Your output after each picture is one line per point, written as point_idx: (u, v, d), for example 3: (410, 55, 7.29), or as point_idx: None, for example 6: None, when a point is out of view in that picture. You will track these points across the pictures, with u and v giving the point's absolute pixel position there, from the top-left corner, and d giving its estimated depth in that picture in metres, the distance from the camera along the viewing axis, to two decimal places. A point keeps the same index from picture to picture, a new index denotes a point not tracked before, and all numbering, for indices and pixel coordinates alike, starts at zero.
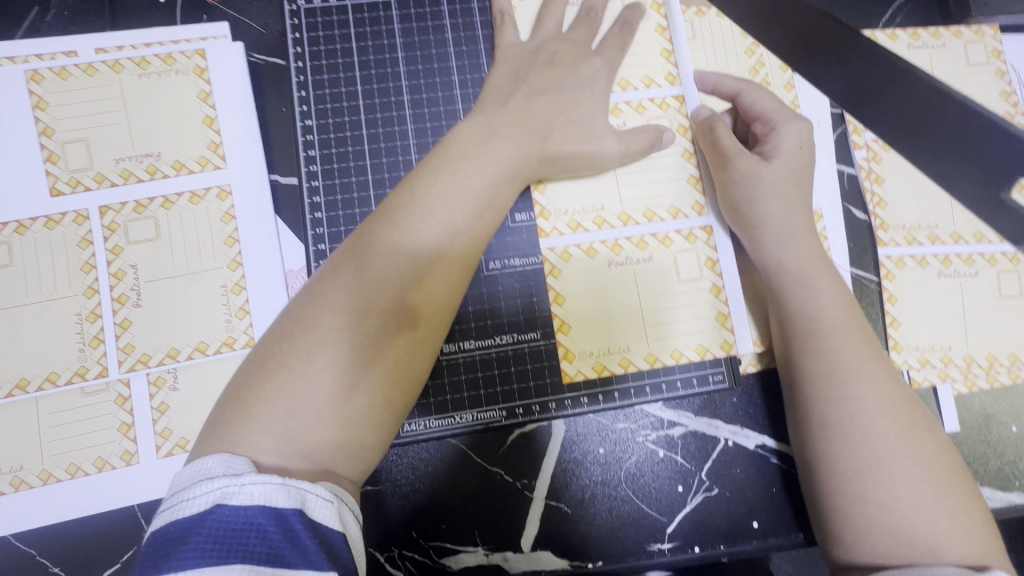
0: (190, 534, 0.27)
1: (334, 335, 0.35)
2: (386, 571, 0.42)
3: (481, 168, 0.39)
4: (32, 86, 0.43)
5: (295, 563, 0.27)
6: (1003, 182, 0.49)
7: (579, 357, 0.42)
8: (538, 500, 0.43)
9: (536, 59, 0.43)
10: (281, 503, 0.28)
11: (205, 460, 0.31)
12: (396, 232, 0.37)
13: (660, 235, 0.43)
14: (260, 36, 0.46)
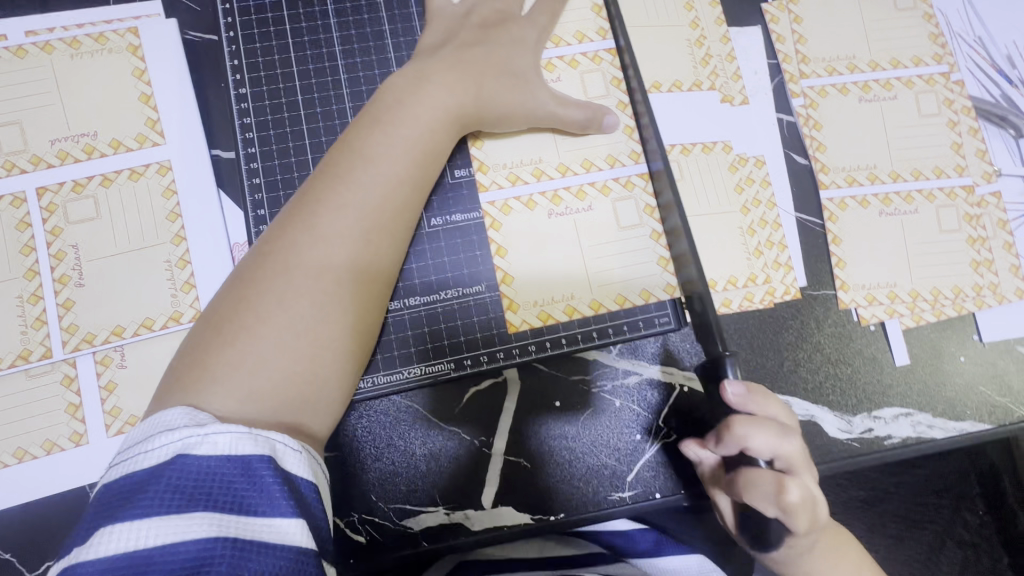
0: (153, 484, 0.28)
1: (272, 292, 0.34)
2: (346, 536, 0.41)
3: (417, 121, 0.40)
4: None
5: (263, 511, 0.28)
6: (938, 120, 0.50)
7: (522, 307, 0.43)
8: (497, 456, 0.43)
9: (469, 17, 0.44)
10: (246, 451, 0.29)
11: (164, 412, 0.31)
12: (333, 186, 0.37)
13: (598, 185, 0.45)
14: (193, 13, 0.46)
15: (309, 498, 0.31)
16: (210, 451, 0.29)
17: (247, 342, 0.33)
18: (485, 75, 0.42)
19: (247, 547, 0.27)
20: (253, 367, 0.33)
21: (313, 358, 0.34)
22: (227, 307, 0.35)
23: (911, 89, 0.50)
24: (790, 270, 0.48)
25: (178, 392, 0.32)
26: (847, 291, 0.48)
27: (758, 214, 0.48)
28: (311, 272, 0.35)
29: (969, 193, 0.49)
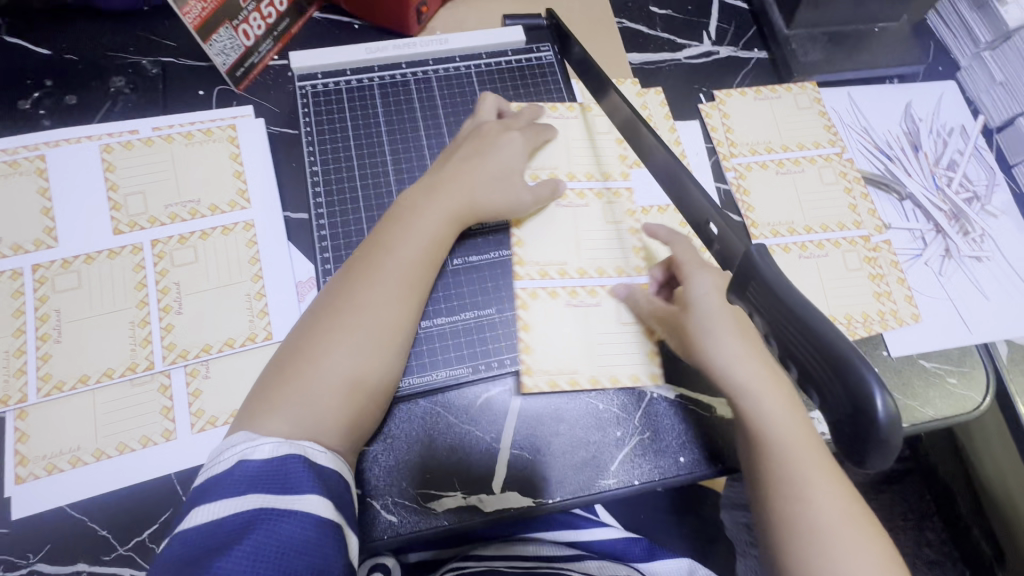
0: (223, 481, 0.39)
1: (343, 330, 0.47)
2: (381, 516, 0.50)
3: (425, 217, 0.52)
4: (104, 155, 0.57)
5: (297, 491, 0.39)
6: (836, 187, 0.66)
7: (536, 373, 0.54)
8: (504, 450, 0.53)
9: (476, 137, 0.57)
10: (285, 451, 0.41)
11: (230, 436, 0.43)
12: (364, 268, 0.50)
13: (607, 286, 0.58)
14: (277, 115, 0.62)
15: (331, 484, 0.42)
16: (261, 454, 0.40)
17: (322, 367, 0.46)
18: (483, 180, 0.55)
19: (287, 515, 0.38)
20: (303, 394, 0.45)
21: (372, 375, 0.48)
22: (289, 353, 0.47)
23: (814, 165, 0.66)
24: None
25: (255, 412, 0.44)
26: None
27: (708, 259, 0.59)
28: (371, 311, 0.48)
29: (866, 241, 0.64)
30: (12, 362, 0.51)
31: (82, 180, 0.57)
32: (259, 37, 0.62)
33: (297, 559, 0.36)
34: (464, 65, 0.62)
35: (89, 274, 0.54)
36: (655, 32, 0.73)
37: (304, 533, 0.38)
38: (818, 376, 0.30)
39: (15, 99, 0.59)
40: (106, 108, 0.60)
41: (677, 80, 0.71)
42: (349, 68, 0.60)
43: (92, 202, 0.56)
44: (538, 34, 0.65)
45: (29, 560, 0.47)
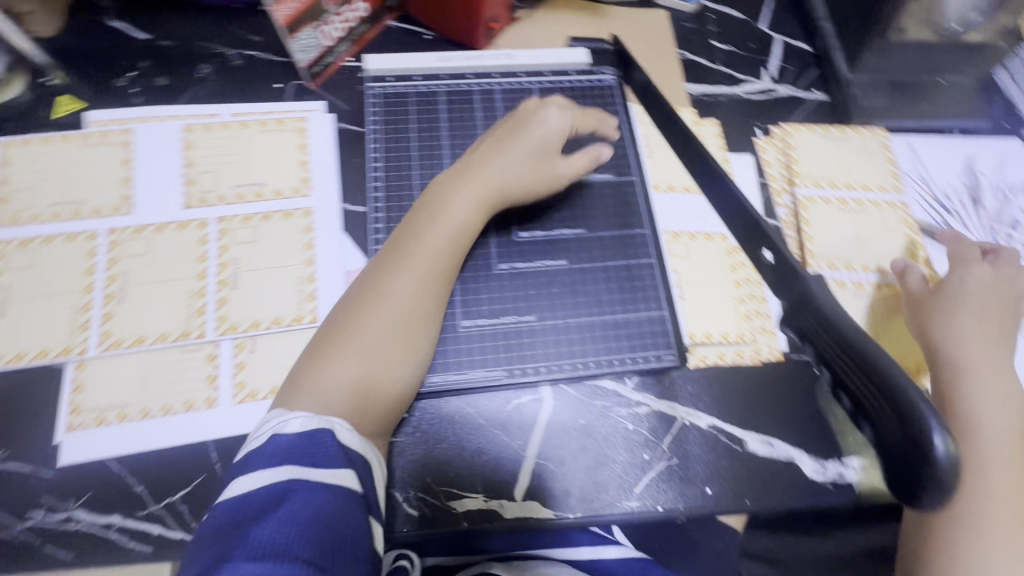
0: (257, 453, 0.41)
1: (365, 315, 0.49)
2: (401, 509, 0.51)
3: (456, 208, 0.53)
4: (185, 134, 0.61)
5: (324, 465, 0.41)
6: (892, 231, 0.65)
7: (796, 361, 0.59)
8: (529, 459, 0.53)
9: (515, 119, 0.58)
10: (314, 427, 0.42)
11: (267, 416, 0.45)
12: (392, 258, 0.51)
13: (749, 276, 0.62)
14: (344, 112, 0.65)
15: (357, 463, 0.43)
16: (293, 428, 0.42)
17: (346, 353, 0.47)
18: (517, 159, 0.55)
19: (315, 487, 0.39)
20: (328, 384, 0.46)
21: (393, 352, 0.48)
22: (317, 342, 0.49)
23: (876, 208, 0.66)
24: (773, 335, 0.60)
25: (288, 394, 0.46)
26: None
27: (748, 289, 0.61)
28: (396, 288, 0.49)
29: None
30: (78, 318, 0.54)
31: (162, 156, 0.60)
32: (339, 39, 0.66)
33: (328, 528, 0.37)
34: (528, 81, 0.64)
35: (157, 242, 0.57)
36: (715, 65, 0.75)
37: (332, 502, 0.39)
38: (873, 408, 0.29)
39: (111, 77, 0.63)
40: (191, 91, 0.64)
41: (736, 111, 0.71)
42: (418, 74, 0.63)
43: (168, 177, 0.60)
44: (601, 57, 0.67)
45: (68, 507, 0.49)
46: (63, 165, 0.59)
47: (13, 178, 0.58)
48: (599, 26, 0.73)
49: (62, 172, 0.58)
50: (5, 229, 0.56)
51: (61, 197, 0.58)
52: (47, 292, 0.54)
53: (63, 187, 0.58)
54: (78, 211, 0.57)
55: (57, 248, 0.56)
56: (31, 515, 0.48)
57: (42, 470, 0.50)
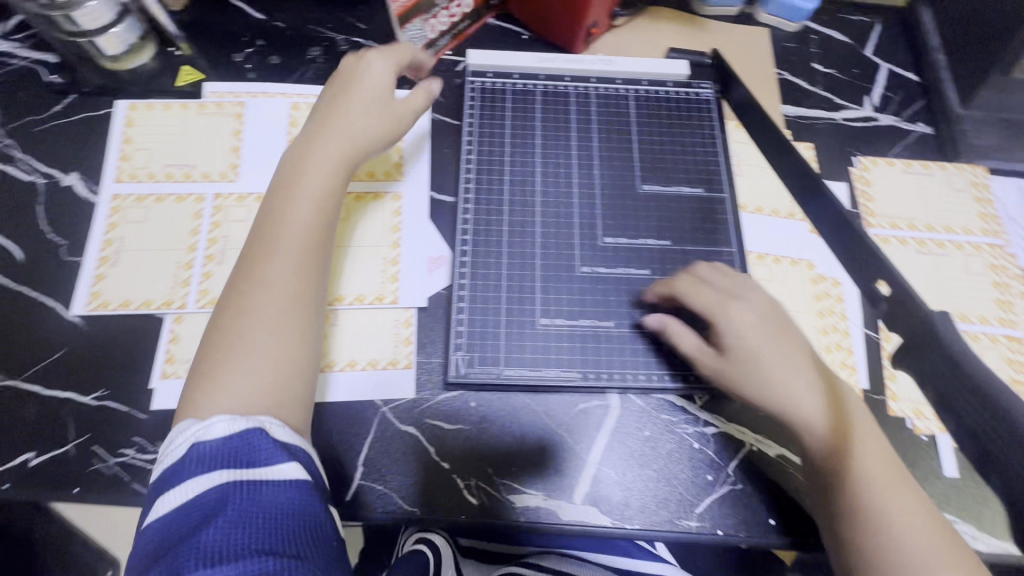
0: (189, 462, 0.40)
1: (219, 316, 0.47)
2: (462, 495, 0.52)
3: (309, 182, 0.52)
4: (292, 111, 0.65)
5: (261, 463, 0.40)
6: (989, 277, 0.62)
7: (900, 402, 0.57)
8: (591, 464, 0.53)
9: (340, 81, 0.58)
10: (242, 428, 0.41)
11: (171, 434, 0.43)
12: (261, 241, 0.49)
13: (847, 312, 0.60)
14: (440, 103, 0.67)
15: (299, 454, 0.43)
16: (217, 432, 0.41)
17: (222, 359, 0.45)
18: (358, 112, 0.56)
19: (258, 487, 0.39)
20: (232, 374, 0.44)
21: (278, 337, 0.46)
22: (214, 328, 0.47)
23: (960, 252, 0.63)
24: (854, 371, 0.58)
25: (196, 385, 0.44)
26: (897, 401, 0.57)
27: (832, 321, 0.59)
28: (270, 273, 0.48)
29: (1021, 343, 0.59)
30: (180, 274, 0.57)
31: (269, 130, 0.64)
32: (442, 33, 0.67)
33: (282, 518, 0.38)
34: (625, 88, 0.64)
35: (257, 211, 0.60)
36: (814, 88, 0.72)
37: (284, 497, 0.39)
38: None
39: (231, 52, 0.68)
40: (300, 71, 0.67)
41: (832, 137, 0.69)
42: (517, 72, 0.64)
43: (272, 151, 0.63)
44: (700, 71, 0.66)
45: (156, 449, 0.52)
46: (181, 131, 0.63)
47: (136, 139, 0.62)
48: (698, 41, 0.73)
49: (179, 137, 0.63)
50: (125, 184, 0.60)
51: (176, 159, 0.62)
52: (154, 247, 0.58)
53: (178, 151, 0.62)
54: (189, 173, 0.61)
55: (167, 207, 0.60)
56: (123, 452, 0.52)
57: (137, 411, 0.53)
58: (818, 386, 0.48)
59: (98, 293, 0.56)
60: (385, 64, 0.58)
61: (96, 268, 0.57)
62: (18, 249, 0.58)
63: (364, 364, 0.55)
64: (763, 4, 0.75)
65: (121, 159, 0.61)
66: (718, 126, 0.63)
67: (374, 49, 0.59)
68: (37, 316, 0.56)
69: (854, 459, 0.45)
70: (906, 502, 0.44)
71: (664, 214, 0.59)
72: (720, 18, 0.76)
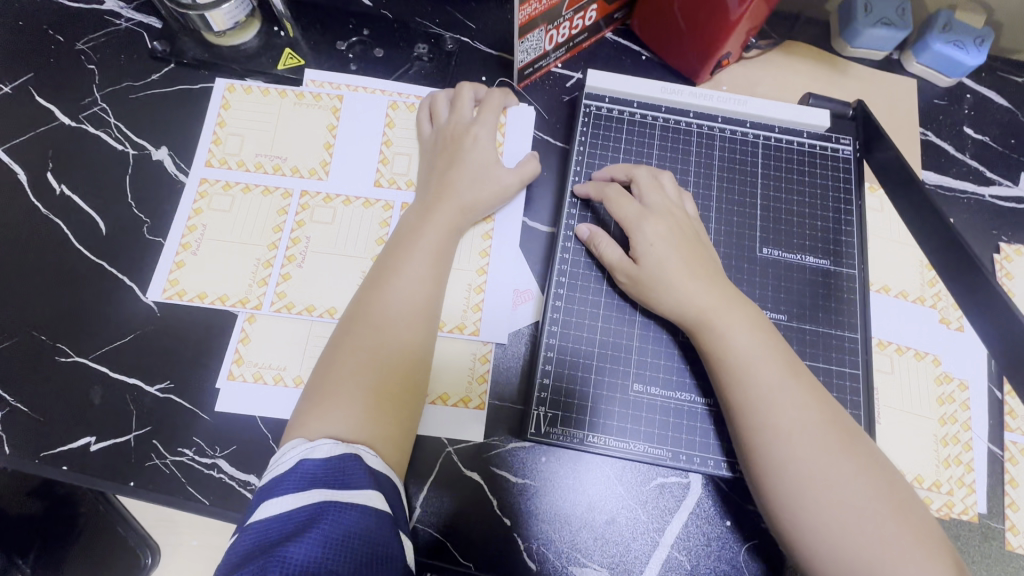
0: (288, 477, 0.38)
1: (325, 362, 0.46)
2: (521, 558, 0.48)
3: (426, 236, 0.52)
4: (389, 111, 0.61)
5: (355, 487, 0.38)
6: None
7: (1023, 534, 0.50)
8: (664, 547, 0.49)
9: (450, 141, 0.56)
10: (342, 452, 0.40)
11: (277, 451, 0.41)
12: (374, 287, 0.49)
13: (973, 420, 0.53)
14: (545, 121, 0.62)
15: (385, 487, 0.41)
16: (320, 454, 0.39)
17: (325, 405, 0.43)
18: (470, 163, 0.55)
19: (348, 508, 0.36)
20: (333, 422, 0.42)
21: (377, 382, 0.45)
22: (319, 375, 0.45)
23: None
24: (973, 493, 0.51)
25: (297, 425, 0.43)
26: (1017, 535, 0.50)
27: (953, 430, 0.52)
28: (382, 319, 0.47)
29: None
30: (259, 272, 0.55)
31: (366, 128, 0.60)
32: (558, 45, 0.62)
33: (363, 546, 0.35)
34: (754, 133, 0.58)
35: (343, 215, 0.57)
36: (962, 155, 0.64)
37: (368, 525, 0.36)
38: None
39: (335, 39, 0.64)
40: (403, 68, 0.63)
41: (977, 215, 0.62)
42: (637, 100, 0.59)
43: (366, 152, 0.59)
44: (841, 123, 0.59)
45: (214, 454, 0.50)
46: (275, 119, 0.60)
47: (230, 122, 0.60)
48: (837, 86, 0.66)
49: (273, 125, 0.60)
50: (214, 169, 0.58)
51: (267, 149, 0.59)
52: (236, 240, 0.56)
53: (271, 141, 0.59)
54: (280, 166, 0.58)
55: (254, 199, 0.57)
56: (181, 452, 0.50)
57: (200, 411, 0.51)
58: (799, 391, 0.43)
59: (176, 281, 0.54)
60: (490, 130, 0.57)
61: (175, 254, 0.55)
62: (102, 221, 0.57)
63: (433, 397, 0.52)
64: (916, 53, 0.66)
65: (213, 142, 0.59)
66: (855, 190, 0.56)
67: (472, 114, 0.58)
68: (114, 295, 0.54)
69: (807, 453, 0.41)
70: (858, 508, 0.40)
71: (782, 282, 0.53)
72: (862, 61, 0.68)
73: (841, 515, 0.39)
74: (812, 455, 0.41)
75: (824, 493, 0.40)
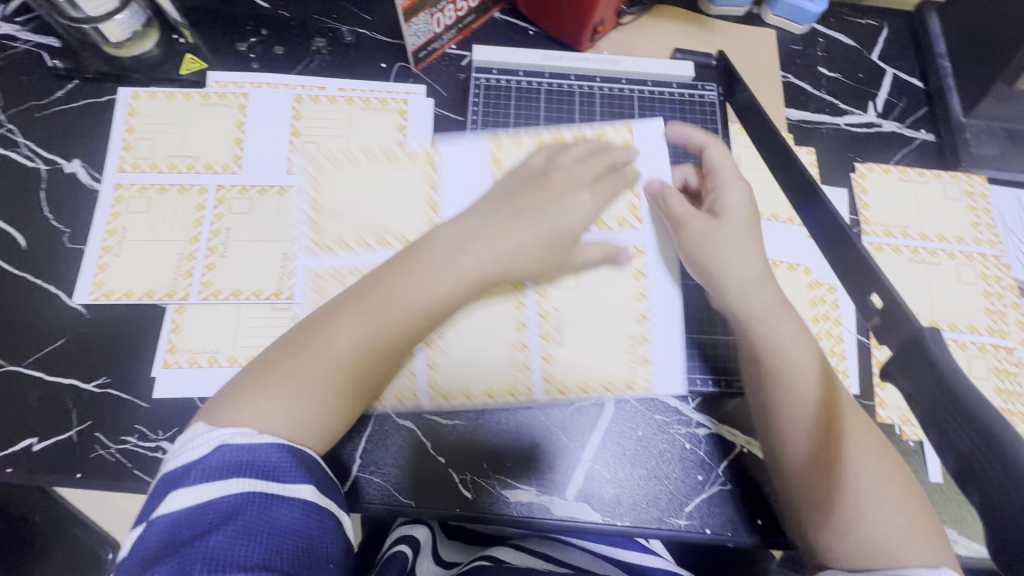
0: (203, 464, 0.38)
1: (285, 338, 0.45)
2: (456, 489, 0.53)
3: (459, 261, 0.47)
4: (296, 105, 0.64)
5: (278, 478, 0.39)
6: (978, 288, 0.63)
7: (891, 406, 0.58)
8: (585, 461, 0.55)
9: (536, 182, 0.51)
10: (265, 442, 0.40)
11: (194, 428, 0.41)
12: (368, 293, 0.45)
13: (840, 316, 0.60)
14: (445, 99, 0.67)
15: (312, 474, 0.41)
16: (239, 442, 0.39)
17: (269, 388, 0.42)
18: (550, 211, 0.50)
19: (268, 502, 0.37)
20: (274, 408, 0.41)
21: (336, 375, 0.43)
22: (271, 353, 0.44)
23: (953, 260, 0.63)
24: (846, 378, 0.58)
25: (215, 407, 0.42)
26: (885, 408, 0.58)
27: (825, 327, 0.60)
28: (351, 329, 0.44)
29: (1010, 353, 0.60)
30: (183, 265, 0.58)
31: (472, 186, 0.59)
32: (447, 26, 0.66)
33: (285, 539, 0.37)
34: (629, 88, 0.65)
35: (260, 204, 0.61)
36: (819, 92, 0.72)
37: (290, 515, 0.38)
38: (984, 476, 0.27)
39: (235, 41, 0.67)
40: (304, 62, 0.67)
41: (835, 142, 0.70)
42: (521, 69, 0.65)
43: (463, 174, 0.60)
44: (706, 73, 0.66)
45: (157, 437, 0.53)
46: (183, 121, 0.63)
47: (139, 127, 0.62)
48: (705, 42, 0.73)
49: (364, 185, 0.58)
50: (315, 256, 0.57)
51: (367, 220, 0.58)
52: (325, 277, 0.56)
53: (373, 206, 0.58)
54: (194, 165, 0.61)
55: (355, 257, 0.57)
56: (125, 439, 0.53)
57: (140, 399, 0.54)
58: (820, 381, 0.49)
59: (101, 283, 0.57)
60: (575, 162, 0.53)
61: None
62: (20, 236, 0.59)
63: (481, 394, 0.54)
64: (770, 5, 0.74)
65: (124, 148, 0.61)
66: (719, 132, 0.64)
67: (592, 174, 0.53)
68: (40, 305, 0.56)
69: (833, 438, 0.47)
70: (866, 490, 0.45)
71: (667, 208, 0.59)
72: (726, 18, 0.76)
73: (857, 496, 0.45)
74: (834, 444, 0.47)
75: (846, 479, 0.46)
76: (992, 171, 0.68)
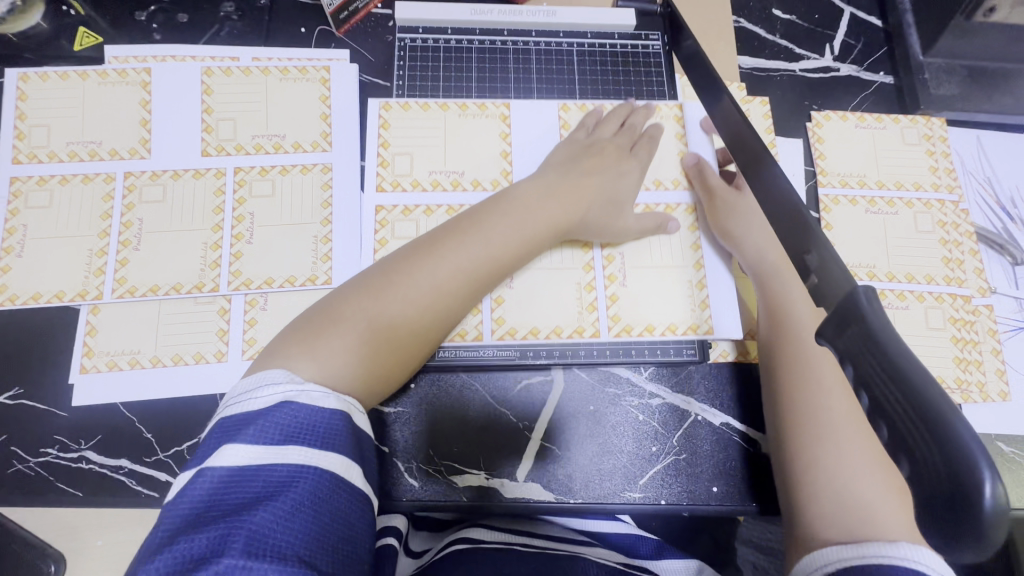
0: (263, 419, 0.35)
1: (347, 289, 0.46)
2: (402, 478, 0.51)
3: (538, 215, 0.51)
4: (205, 79, 0.59)
5: (337, 448, 0.36)
6: (936, 236, 0.61)
7: None
8: (534, 440, 0.53)
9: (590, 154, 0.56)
10: (331, 406, 0.38)
11: (263, 372, 0.39)
12: (456, 232, 0.49)
13: None
14: (370, 62, 0.62)
15: (364, 452, 0.39)
16: (308, 400, 0.37)
17: (328, 334, 0.42)
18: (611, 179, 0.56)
19: (321, 477, 0.34)
20: (333, 347, 0.42)
21: (398, 318, 0.45)
22: (334, 301, 0.45)
23: (910, 209, 0.61)
24: None
25: (280, 354, 0.41)
26: None
27: None
28: (426, 276, 0.46)
29: (966, 301, 0.59)
30: (94, 262, 0.53)
31: (541, 144, 0.59)
32: None
33: (332, 522, 0.34)
34: (568, 42, 0.62)
35: (173, 190, 0.56)
36: (772, 36, 0.68)
37: (339, 495, 0.35)
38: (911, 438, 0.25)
39: (134, 10, 0.61)
40: (211, 30, 0.61)
41: (791, 90, 0.66)
42: (451, 27, 0.62)
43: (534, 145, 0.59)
44: (649, 20, 0.64)
45: (80, 446, 0.50)
46: (80, 103, 0.57)
47: (31, 113, 0.56)
48: None
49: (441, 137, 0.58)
50: (387, 194, 0.57)
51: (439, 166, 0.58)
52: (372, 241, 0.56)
53: (443, 156, 0.58)
54: (96, 151, 0.56)
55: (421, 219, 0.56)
56: (45, 452, 0.50)
57: (57, 408, 0.51)
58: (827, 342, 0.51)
59: (4, 286, 0.52)
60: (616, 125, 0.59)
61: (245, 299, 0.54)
62: None
63: (546, 331, 0.55)
64: None
65: (17, 137, 0.56)
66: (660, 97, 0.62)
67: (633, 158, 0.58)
68: None
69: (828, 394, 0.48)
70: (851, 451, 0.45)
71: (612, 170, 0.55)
72: None
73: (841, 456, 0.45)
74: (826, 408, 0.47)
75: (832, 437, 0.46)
76: (952, 112, 0.64)
